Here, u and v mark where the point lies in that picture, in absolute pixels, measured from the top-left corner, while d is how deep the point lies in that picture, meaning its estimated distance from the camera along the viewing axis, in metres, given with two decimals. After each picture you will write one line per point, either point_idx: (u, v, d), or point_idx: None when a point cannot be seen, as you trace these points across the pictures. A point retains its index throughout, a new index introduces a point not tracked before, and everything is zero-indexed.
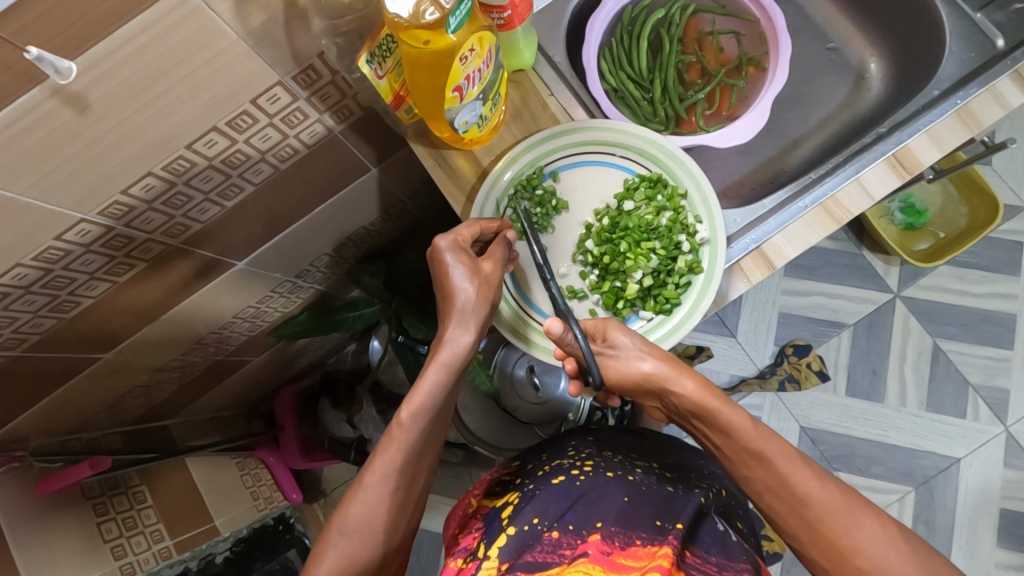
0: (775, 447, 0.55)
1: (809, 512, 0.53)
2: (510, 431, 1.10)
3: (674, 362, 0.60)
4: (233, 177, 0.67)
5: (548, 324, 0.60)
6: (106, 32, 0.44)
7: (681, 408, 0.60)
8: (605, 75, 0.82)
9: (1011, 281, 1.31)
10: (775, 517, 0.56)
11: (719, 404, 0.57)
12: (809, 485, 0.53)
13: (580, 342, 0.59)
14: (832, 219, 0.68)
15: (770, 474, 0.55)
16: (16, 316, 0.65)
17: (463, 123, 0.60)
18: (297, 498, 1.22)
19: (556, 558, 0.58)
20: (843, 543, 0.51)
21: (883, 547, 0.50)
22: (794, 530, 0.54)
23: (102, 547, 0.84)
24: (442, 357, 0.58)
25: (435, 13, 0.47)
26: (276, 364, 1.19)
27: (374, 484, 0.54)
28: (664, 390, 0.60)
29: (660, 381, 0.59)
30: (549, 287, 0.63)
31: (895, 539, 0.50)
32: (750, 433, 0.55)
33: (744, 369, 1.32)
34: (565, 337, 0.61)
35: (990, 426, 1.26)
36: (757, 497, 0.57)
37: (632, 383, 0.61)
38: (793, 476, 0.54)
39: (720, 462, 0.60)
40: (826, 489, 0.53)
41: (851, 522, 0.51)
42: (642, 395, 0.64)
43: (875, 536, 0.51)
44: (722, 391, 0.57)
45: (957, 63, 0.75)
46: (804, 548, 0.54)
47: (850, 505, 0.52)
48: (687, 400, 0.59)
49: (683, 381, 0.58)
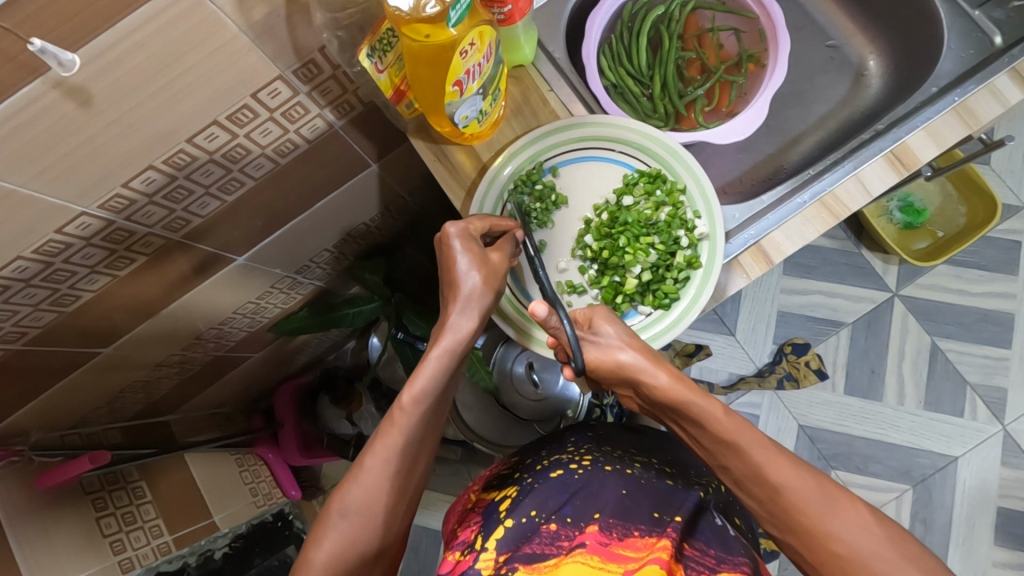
0: (749, 438, 0.54)
1: (785, 500, 0.53)
2: (509, 428, 1.10)
3: (651, 354, 0.59)
4: (234, 172, 0.67)
5: (533, 307, 0.58)
6: (109, 24, 0.44)
7: (657, 399, 0.59)
8: (605, 71, 0.83)
9: (1009, 281, 1.32)
10: (754, 506, 0.56)
11: (694, 395, 0.56)
12: (783, 474, 0.53)
13: (565, 327, 0.58)
14: (831, 215, 0.68)
15: (745, 465, 0.54)
16: (17, 309, 0.65)
17: (463, 117, 0.60)
18: (295, 494, 1.22)
19: (553, 550, 0.59)
20: (820, 530, 0.51)
21: (858, 533, 0.50)
22: (772, 518, 0.54)
23: (101, 541, 0.84)
24: (444, 342, 0.57)
25: (436, 6, 0.48)
26: (275, 360, 1.19)
27: (374, 468, 0.54)
28: (639, 381, 0.59)
29: (636, 373, 0.58)
30: (541, 277, 0.63)
31: (870, 524, 0.51)
32: (723, 423, 0.54)
33: (742, 366, 1.32)
34: (549, 320, 0.59)
35: (988, 424, 1.27)
36: (736, 485, 0.57)
37: (608, 372, 0.61)
38: (767, 466, 0.53)
39: (697, 453, 0.60)
40: (801, 475, 0.53)
41: (828, 509, 0.51)
42: (619, 385, 0.63)
43: (851, 522, 0.51)
44: (698, 385, 0.56)
45: (956, 60, 0.75)
46: (784, 535, 0.55)
47: (825, 492, 0.52)
48: (660, 391, 0.58)
49: (657, 374, 0.57)
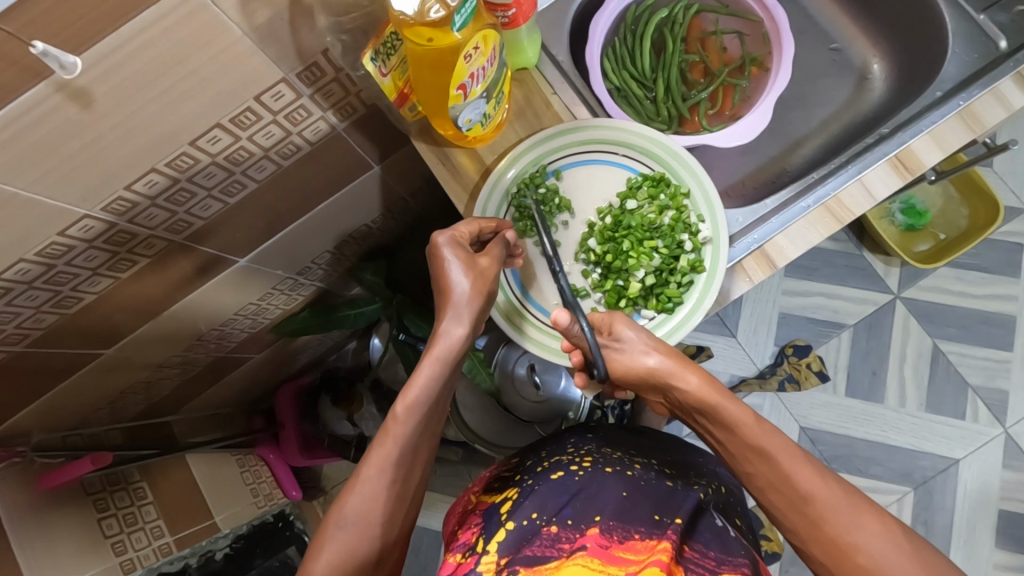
0: (776, 443, 0.55)
1: (810, 509, 0.52)
2: (510, 429, 1.10)
3: (679, 358, 0.61)
4: (236, 174, 0.67)
5: (554, 315, 0.62)
6: (113, 27, 0.44)
7: (686, 403, 0.61)
8: (608, 74, 0.82)
9: (1011, 283, 1.31)
10: (774, 515, 0.56)
11: (723, 399, 0.58)
12: (809, 482, 0.53)
13: (586, 334, 0.61)
14: (833, 219, 0.68)
15: (771, 470, 0.55)
16: (18, 311, 0.65)
17: (466, 121, 0.60)
18: (296, 495, 1.22)
19: (554, 552, 0.59)
20: (843, 541, 0.50)
21: (884, 547, 0.49)
22: (795, 528, 0.54)
23: (102, 543, 0.84)
24: (436, 350, 0.58)
25: (441, 10, 0.47)
26: (276, 361, 1.19)
27: (370, 476, 0.54)
28: (669, 385, 0.61)
29: (665, 376, 0.61)
30: (559, 279, 0.66)
31: (899, 541, 0.49)
32: (751, 427, 0.56)
33: (744, 368, 1.32)
34: (571, 329, 0.64)
35: (989, 427, 1.27)
36: (757, 493, 0.57)
37: (638, 378, 0.63)
38: (794, 471, 0.54)
39: (721, 459, 0.61)
40: (828, 485, 0.53)
41: (853, 520, 0.51)
42: (648, 392, 0.65)
43: (875, 535, 0.49)
44: (725, 387, 0.59)
45: (959, 65, 0.75)
46: (806, 547, 0.53)
47: (851, 504, 0.51)
48: (690, 395, 0.60)
49: (687, 377, 0.60)
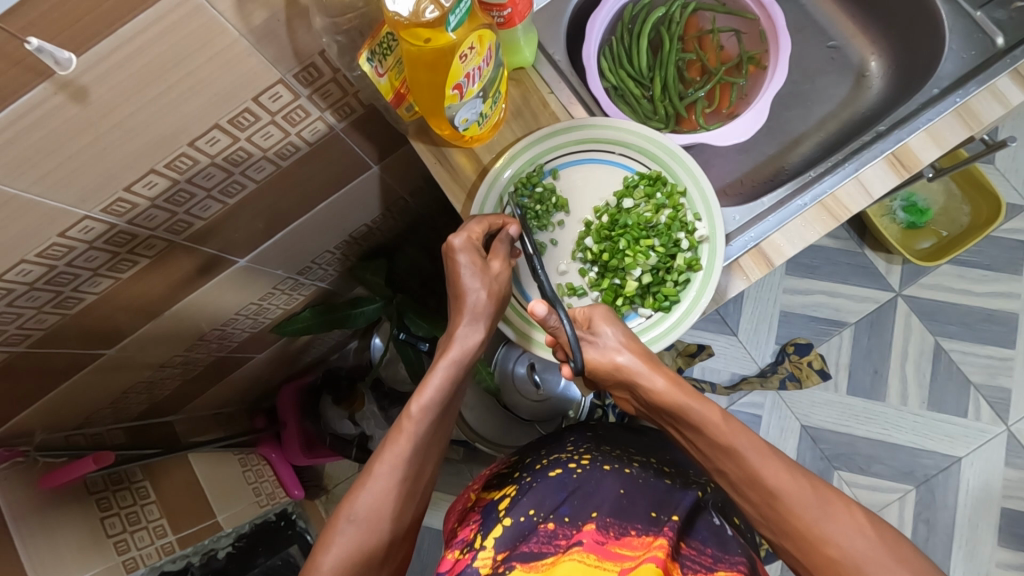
0: (744, 440, 0.55)
1: (781, 505, 0.53)
2: (510, 428, 1.10)
3: (650, 358, 0.60)
4: (235, 175, 0.67)
5: (532, 306, 0.58)
6: (110, 29, 0.45)
7: (653, 402, 0.61)
8: (605, 73, 0.83)
9: (1014, 281, 1.31)
10: (750, 511, 0.56)
11: (691, 400, 0.57)
12: (778, 478, 0.53)
13: (564, 326, 0.58)
14: (831, 216, 0.68)
15: (740, 468, 0.55)
16: (20, 312, 0.65)
17: (463, 120, 0.61)
18: (298, 494, 1.23)
19: (551, 548, 0.59)
20: (814, 534, 0.51)
21: (853, 537, 0.50)
22: (767, 522, 0.55)
23: (105, 541, 0.85)
24: (452, 353, 0.59)
25: (435, 11, 0.48)
26: (278, 360, 1.20)
27: (383, 474, 0.55)
28: (636, 384, 0.60)
29: (634, 374, 0.60)
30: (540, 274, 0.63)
31: (864, 527, 0.51)
32: (721, 428, 0.56)
33: (744, 366, 1.32)
34: (549, 320, 0.60)
35: (991, 425, 1.26)
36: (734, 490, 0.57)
37: (606, 373, 0.62)
38: (762, 470, 0.54)
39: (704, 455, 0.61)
40: (797, 481, 0.53)
41: (824, 514, 0.52)
42: (615, 387, 0.64)
43: (846, 526, 0.51)
44: (694, 389, 0.58)
45: (957, 62, 0.75)
46: (779, 540, 0.55)
47: (820, 497, 0.52)
48: (656, 396, 0.59)
49: (655, 377, 0.59)
